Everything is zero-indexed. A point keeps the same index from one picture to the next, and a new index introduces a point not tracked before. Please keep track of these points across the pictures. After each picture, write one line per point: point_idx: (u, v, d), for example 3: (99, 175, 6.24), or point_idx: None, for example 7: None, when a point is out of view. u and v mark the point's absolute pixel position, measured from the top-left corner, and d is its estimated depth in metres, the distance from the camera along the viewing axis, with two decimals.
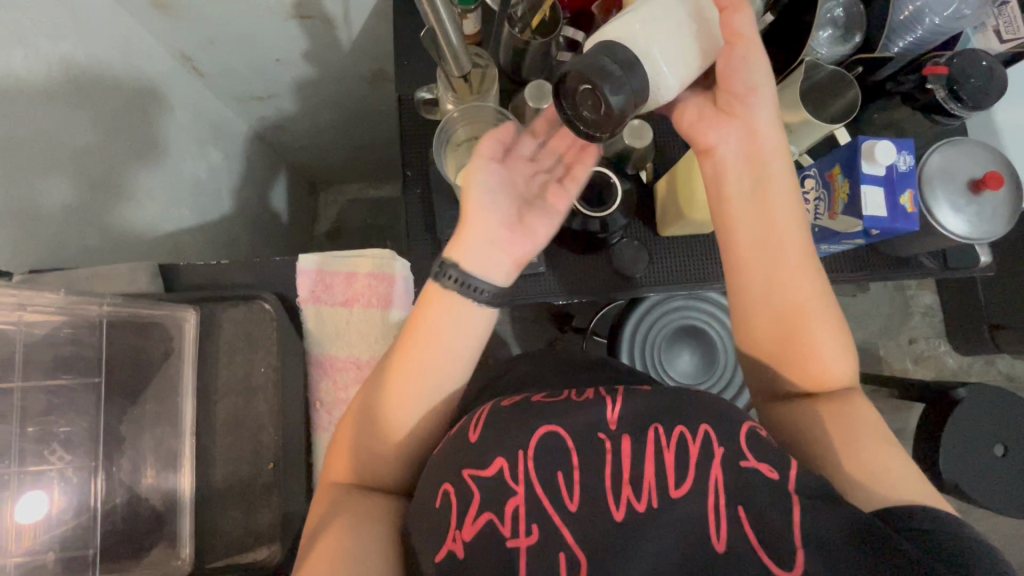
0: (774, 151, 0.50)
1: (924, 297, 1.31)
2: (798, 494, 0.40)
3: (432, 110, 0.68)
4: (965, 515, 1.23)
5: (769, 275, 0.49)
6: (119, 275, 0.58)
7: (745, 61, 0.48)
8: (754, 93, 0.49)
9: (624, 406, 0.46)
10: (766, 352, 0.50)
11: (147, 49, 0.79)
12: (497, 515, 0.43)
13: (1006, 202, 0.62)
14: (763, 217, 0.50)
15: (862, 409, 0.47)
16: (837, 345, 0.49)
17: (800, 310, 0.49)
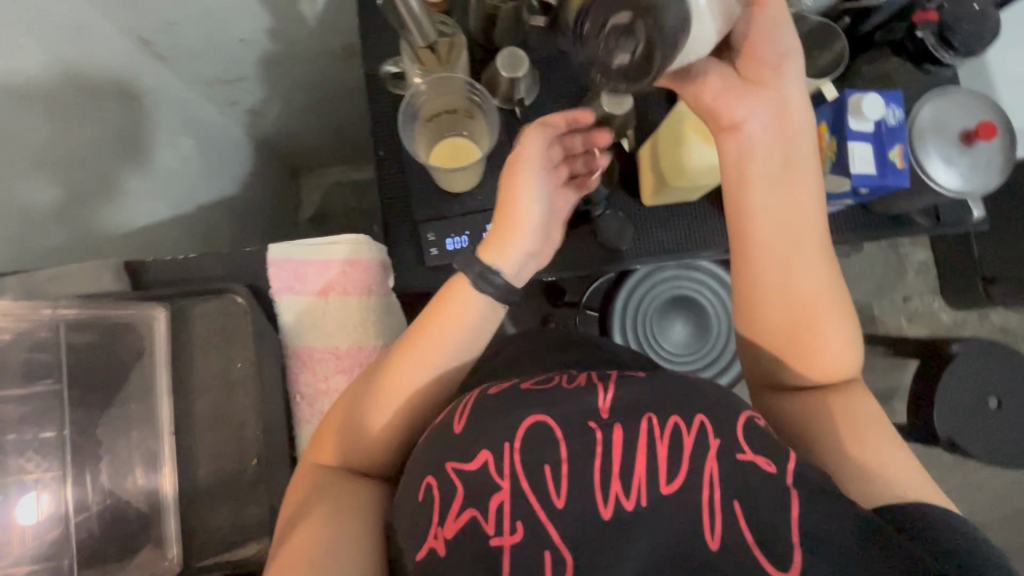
0: (802, 133, 0.49)
1: (917, 254, 1.30)
2: (796, 489, 0.40)
3: (400, 84, 0.66)
4: (959, 467, 1.25)
5: (788, 260, 0.49)
6: (83, 275, 0.55)
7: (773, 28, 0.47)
8: (784, 66, 0.48)
9: (614, 394, 0.45)
10: (774, 344, 0.50)
11: (101, 35, 0.74)
12: (480, 511, 0.41)
13: (999, 153, 0.59)
14: (787, 203, 0.49)
15: (866, 405, 0.48)
16: (845, 335, 0.49)
17: (812, 299, 0.49)
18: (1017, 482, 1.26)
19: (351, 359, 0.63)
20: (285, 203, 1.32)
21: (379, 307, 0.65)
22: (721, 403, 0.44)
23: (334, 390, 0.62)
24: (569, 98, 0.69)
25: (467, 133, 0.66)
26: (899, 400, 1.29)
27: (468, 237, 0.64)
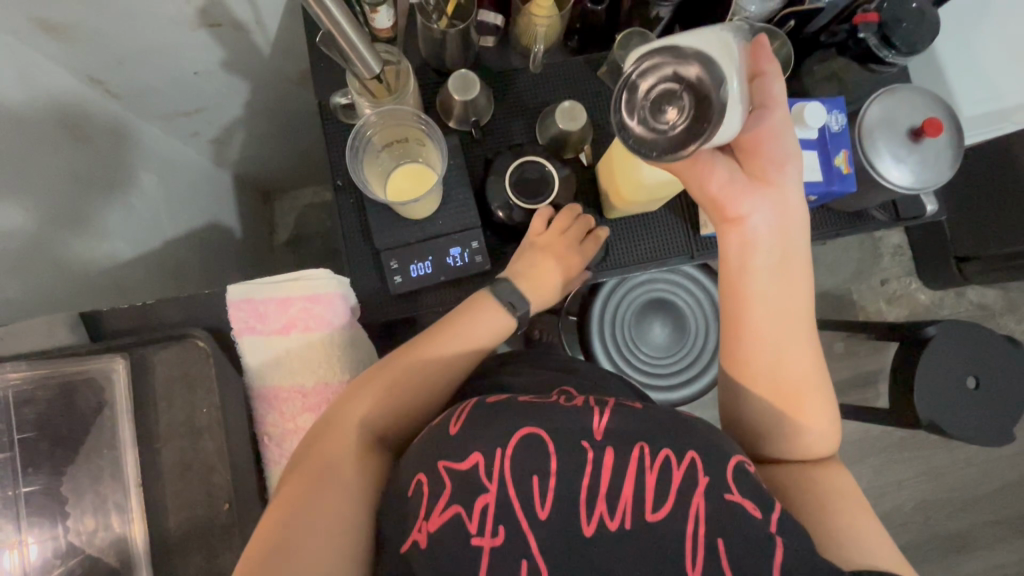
0: (801, 231, 0.52)
1: (891, 237, 1.31)
2: (780, 537, 0.41)
3: (351, 114, 0.66)
4: (945, 445, 1.26)
5: (780, 351, 0.51)
6: (37, 329, 0.54)
7: (778, 132, 0.49)
8: (786, 163, 0.50)
9: (610, 418, 0.46)
10: (758, 419, 0.52)
11: (48, 77, 0.73)
12: (466, 509, 0.43)
13: (947, 148, 0.60)
14: (783, 290, 0.51)
15: (843, 479, 0.50)
16: (829, 425, 0.51)
17: (799, 388, 0.50)
18: (1004, 456, 1.28)
19: (318, 396, 0.63)
20: (258, 228, 1.30)
21: (346, 341, 0.64)
22: (687, 425, 0.46)
23: (302, 429, 0.61)
24: (523, 115, 0.69)
25: (422, 160, 0.66)
26: (883, 383, 1.30)
27: (431, 262, 0.65)
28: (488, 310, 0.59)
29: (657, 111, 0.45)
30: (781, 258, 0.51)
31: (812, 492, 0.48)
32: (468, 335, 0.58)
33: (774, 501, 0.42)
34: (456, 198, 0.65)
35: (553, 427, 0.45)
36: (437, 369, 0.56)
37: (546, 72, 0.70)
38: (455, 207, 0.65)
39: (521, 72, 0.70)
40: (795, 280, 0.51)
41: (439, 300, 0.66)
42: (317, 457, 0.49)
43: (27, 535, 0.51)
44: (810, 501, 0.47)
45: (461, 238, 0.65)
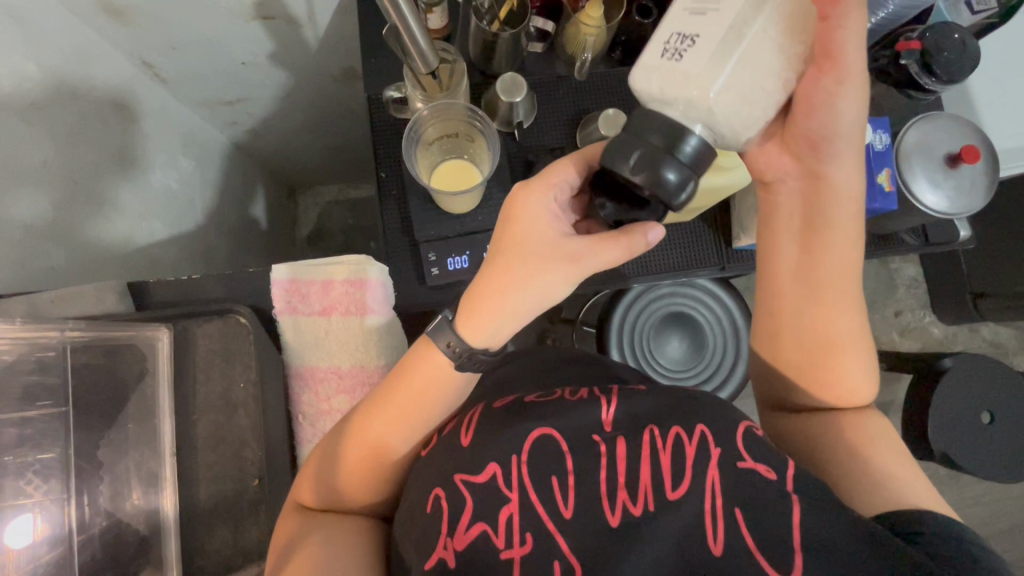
0: (841, 197, 0.47)
1: (907, 269, 1.32)
2: (797, 494, 0.40)
3: (401, 109, 0.67)
4: (953, 482, 1.25)
5: (804, 318, 0.49)
6: (87, 297, 0.56)
7: (831, 96, 0.44)
8: (838, 131, 0.45)
9: (616, 406, 0.47)
10: (793, 369, 0.50)
11: (103, 59, 0.76)
12: (490, 525, 0.43)
13: (981, 177, 0.61)
14: (809, 258, 0.48)
15: (877, 425, 0.48)
16: (864, 380, 0.49)
17: (831, 345, 0.48)
18: (1012, 496, 1.27)
19: (353, 379, 0.66)
20: (282, 222, 1.32)
21: (381, 328, 0.66)
22: (725, 412, 0.46)
23: (335, 411, 0.64)
24: (565, 121, 0.71)
25: (468, 155, 0.68)
26: (894, 415, 1.30)
27: (468, 257, 0.66)
28: (433, 363, 0.49)
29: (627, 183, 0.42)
30: (805, 225, 0.49)
31: (844, 435, 0.47)
32: (418, 387, 0.49)
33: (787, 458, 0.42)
34: (495, 196, 0.66)
35: (582, 419, 0.47)
36: (401, 424, 0.49)
37: (589, 81, 0.72)
38: (493, 205, 0.66)
39: (563, 79, 0.72)
40: (826, 251, 0.48)
41: None
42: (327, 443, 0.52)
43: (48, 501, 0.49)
44: (837, 449, 0.47)
45: None
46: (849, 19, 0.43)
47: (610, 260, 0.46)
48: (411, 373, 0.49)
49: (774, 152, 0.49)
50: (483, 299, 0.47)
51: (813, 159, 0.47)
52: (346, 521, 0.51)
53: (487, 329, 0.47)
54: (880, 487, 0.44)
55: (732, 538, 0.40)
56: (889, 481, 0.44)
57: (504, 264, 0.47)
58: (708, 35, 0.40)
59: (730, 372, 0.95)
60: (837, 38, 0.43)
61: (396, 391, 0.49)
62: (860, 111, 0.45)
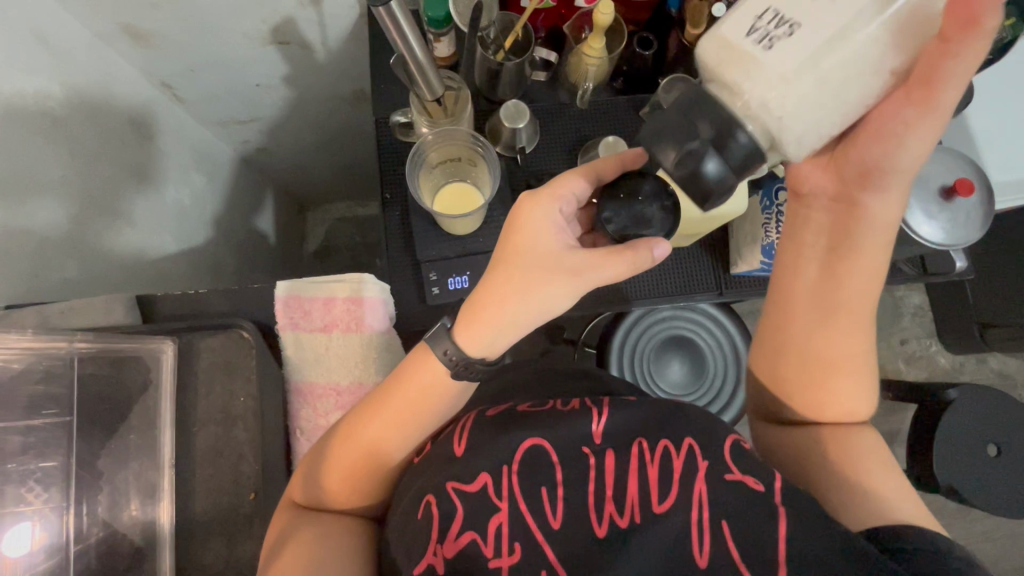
0: (875, 229, 0.47)
1: (913, 298, 1.31)
2: (783, 506, 0.40)
3: (407, 133, 0.70)
4: (961, 516, 1.23)
5: (820, 338, 0.49)
6: (96, 308, 0.57)
7: (898, 123, 0.41)
8: (897, 167, 0.43)
9: (607, 419, 0.48)
10: (793, 387, 0.50)
11: (123, 78, 0.79)
12: (480, 534, 0.43)
13: (976, 209, 0.62)
14: (825, 280, 0.49)
15: (870, 442, 0.48)
16: (860, 403, 0.49)
17: (837, 368, 0.48)
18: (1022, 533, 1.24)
19: (351, 396, 0.66)
20: (290, 238, 1.34)
21: (381, 344, 0.67)
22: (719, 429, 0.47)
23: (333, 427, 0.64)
24: (567, 146, 0.73)
25: (470, 180, 0.70)
26: (899, 445, 1.28)
27: (469, 276, 0.67)
28: (431, 370, 0.49)
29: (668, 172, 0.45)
30: (831, 246, 0.48)
31: (834, 451, 0.47)
32: (417, 394, 0.50)
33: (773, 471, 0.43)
34: (496, 218, 0.68)
35: (577, 439, 0.47)
36: (396, 433, 0.50)
37: (591, 108, 0.74)
38: (494, 226, 0.68)
39: (567, 106, 0.74)
40: (844, 275, 0.48)
41: None
42: (333, 445, 0.51)
43: (51, 508, 0.50)
44: (825, 462, 0.47)
45: None
46: (967, 50, 0.36)
47: (610, 276, 0.48)
48: (408, 382, 0.50)
49: (816, 167, 0.48)
50: (483, 308, 0.48)
51: (857, 187, 0.46)
52: (341, 519, 0.51)
53: (477, 339, 0.48)
54: (870, 502, 0.44)
55: (724, 561, 0.40)
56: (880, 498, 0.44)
57: (507, 273, 0.48)
58: (808, 31, 0.38)
59: (731, 396, 0.95)
60: (942, 70, 0.38)
61: (392, 399, 0.50)
62: (929, 151, 0.43)
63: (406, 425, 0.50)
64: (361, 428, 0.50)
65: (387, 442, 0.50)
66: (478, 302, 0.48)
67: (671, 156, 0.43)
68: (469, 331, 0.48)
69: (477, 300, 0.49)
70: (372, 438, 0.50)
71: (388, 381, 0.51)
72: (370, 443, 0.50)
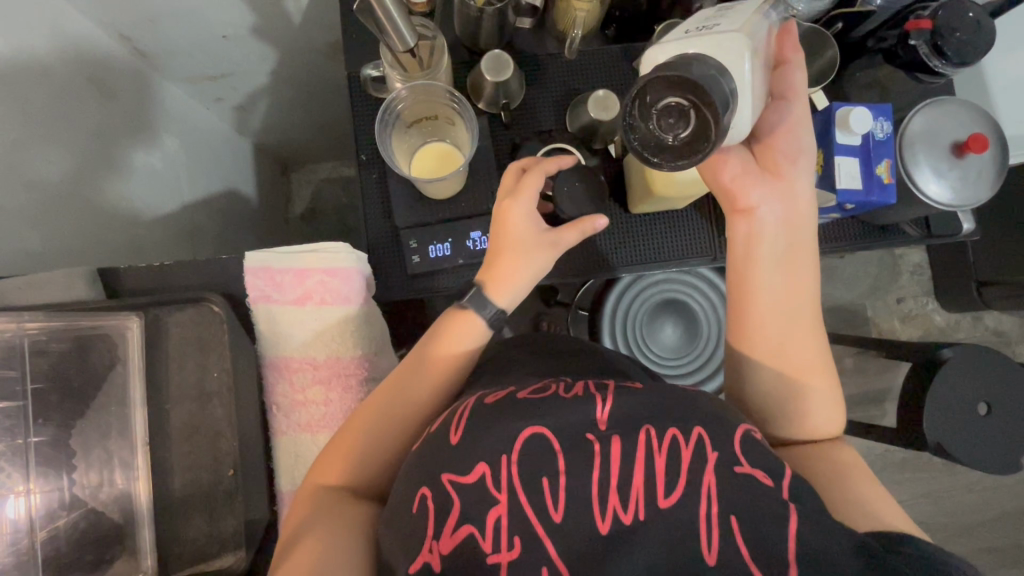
0: (808, 223, 0.53)
1: (912, 256, 1.28)
2: (794, 503, 0.41)
3: (381, 88, 0.65)
4: (948, 470, 1.25)
5: (784, 338, 0.51)
6: (55, 283, 0.55)
7: (789, 110, 0.52)
8: (806, 152, 0.52)
9: (612, 404, 0.45)
10: (769, 400, 0.52)
11: (77, 33, 0.71)
12: (478, 528, 0.41)
13: (989, 164, 0.58)
14: (790, 283, 0.52)
15: (849, 457, 0.50)
16: (835, 408, 0.52)
17: (806, 371, 0.51)
18: (1006, 485, 1.26)
19: (329, 369, 0.64)
20: (274, 200, 1.28)
21: (360, 317, 0.65)
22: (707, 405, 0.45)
23: (311, 401, 0.63)
24: (554, 102, 0.68)
25: (449, 139, 0.66)
26: (891, 403, 1.29)
27: (451, 244, 0.64)
28: (468, 322, 0.56)
29: (666, 122, 0.42)
30: (788, 246, 0.52)
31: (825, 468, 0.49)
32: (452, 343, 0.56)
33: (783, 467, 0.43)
34: (479, 180, 0.65)
35: (562, 417, 0.44)
36: (425, 397, 0.54)
37: (580, 60, 0.68)
38: (477, 189, 0.65)
39: (555, 57, 0.68)
40: (799, 273, 0.52)
41: (453, 284, 0.65)
42: (345, 433, 0.54)
43: (33, 485, 0.50)
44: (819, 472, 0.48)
45: (482, 222, 0.64)
46: (797, 64, 0.52)
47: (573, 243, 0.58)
48: (436, 346, 0.55)
49: (758, 180, 0.52)
50: (498, 270, 0.56)
51: (790, 178, 0.52)
52: (353, 512, 0.49)
53: (503, 293, 0.56)
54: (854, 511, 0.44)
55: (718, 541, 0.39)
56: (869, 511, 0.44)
57: (509, 255, 0.56)
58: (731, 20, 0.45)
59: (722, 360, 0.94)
60: (790, 83, 0.52)
61: (423, 358, 0.55)
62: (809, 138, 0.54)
63: (434, 385, 0.55)
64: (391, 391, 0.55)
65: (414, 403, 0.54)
66: (491, 266, 0.56)
67: (672, 96, 0.41)
68: (490, 281, 0.56)
69: (491, 265, 0.56)
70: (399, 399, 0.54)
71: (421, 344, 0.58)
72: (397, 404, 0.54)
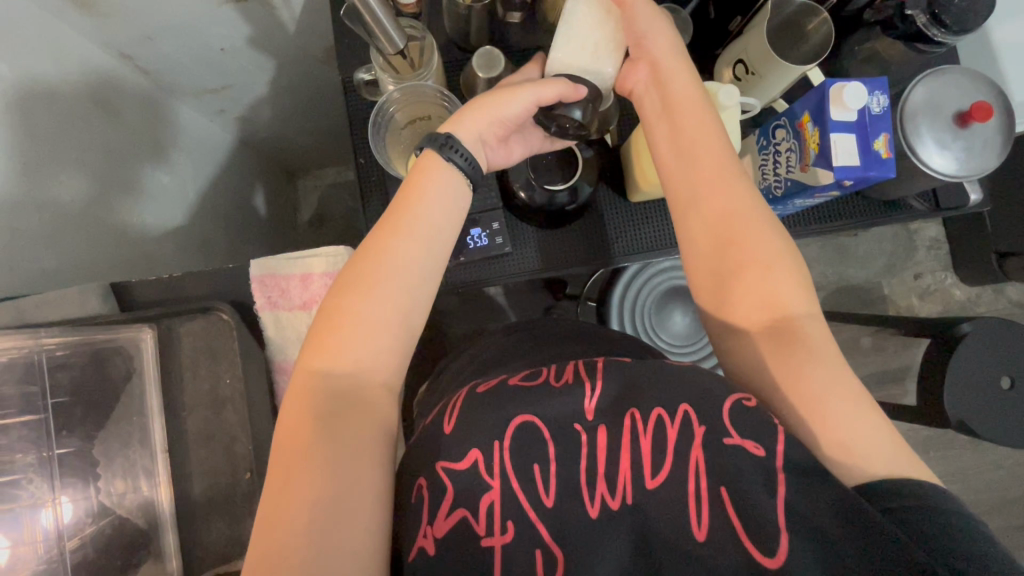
0: (683, 83, 0.54)
1: (928, 230, 1.26)
2: (783, 472, 0.40)
3: (374, 91, 0.66)
4: (974, 447, 1.23)
5: (698, 195, 0.51)
6: (71, 299, 0.57)
7: (635, 14, 0.55)
8: (648, 31, 0.55)
9: (601, 393, 0.45)
10: (714, 271, 0.50)
11: (80, 55, 0.73)
12: (471, 512, 0.42)
13: (995, 133, 0.57)
14: (675, 131, 0.53)
15: (823, 338, 0.46)
16: (774, 242, 0.48)
17: (732, 212, 0.49)
18: None
19: None
20: (283, 208, 1.30)
21: None
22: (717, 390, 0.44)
23: None
24: None
25: None
26: (912, 381, 1.26)
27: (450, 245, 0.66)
28: (437, 171, 0.51)
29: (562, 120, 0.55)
30: (667, 110, 0.54)
31: (784, 378, 0.45)
32: (438, 197, 0.50)
33: (777, 425, 0.41)
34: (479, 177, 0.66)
35: (557, 408, 0.45)
36: (400, 248, 0.48)
37: None
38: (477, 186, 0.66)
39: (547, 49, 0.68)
40: (687, 128, 0.53)
41: (452, 279, 0.68)
42: (329, 330, 0.45)
43: (61, 493, 0.53)
44: (782, 382, 0.45)
45: (482, 219, 0.67)
46: None
47: (437, 238, 0.50)
48: (409, 201, 0.50)
49: (629, 70, 0.57)
50: (405, 199, 0.50)
51: (647, 56, 0.55)
52: (362, 438, 0.43)
53: (403, 220, 0.49)
54: (830, 453, 0.42)
55: (725, 529, 0.39)
56: (848, 450, 0.42)
57: (417, 180, 0.51)
58: (563, 31, 0.55)
59: None
60: None
61: (392, 215, 0.50)
62: (661, 19, 0.55)
63: (420, 237, 0.49)
64: (379, 276, 0.47)
65: (408, 260, 0.48)
66: (401, 202, 0.50)
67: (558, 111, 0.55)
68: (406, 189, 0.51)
69: (399, 203, 0.50)
70: (380, 252, 0.48)
71: (387, 217, 0.50)
72: (381, 252, 0.48)
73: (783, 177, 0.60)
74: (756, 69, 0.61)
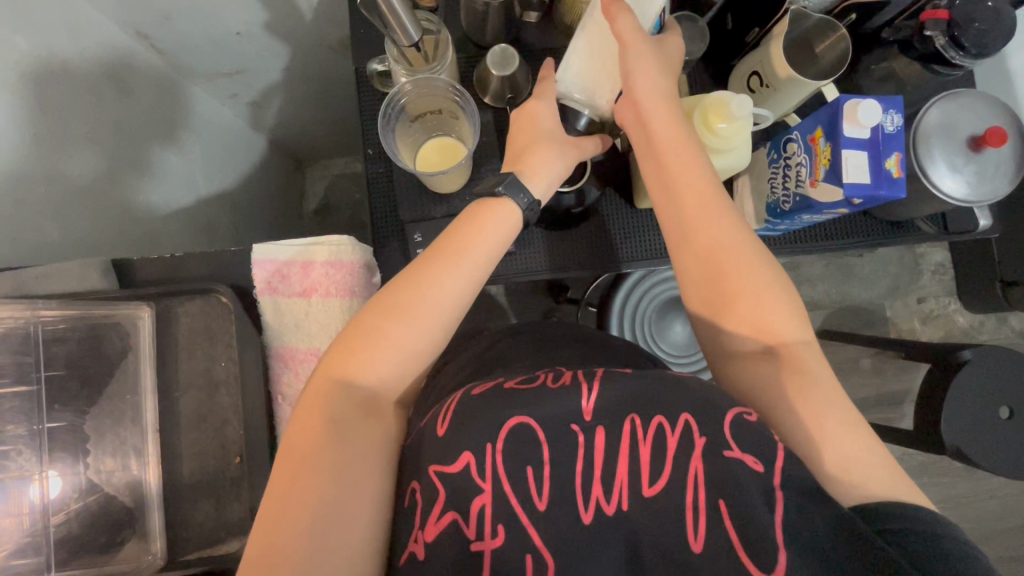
0: (676, 119, 0.53)
1: (934, 255, 1.25)
2: (781, 490, 0.39)
3: (387, 82, 0.67)
4: (969, 475, 1.22)
5: (688, 231, 0.50)
6: (71, 273, 0.57)
7: (630, 52, 0.52)
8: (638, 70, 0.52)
9: (597, 395, 0.45)
10: (705, 305, 0.50)
11: (96, 31, 0.73)
12: (462, 515, 0.41)
13: (1008, 159, 0.56)
14: (664, 168, 0.52)
15: (821, 367, 0.46)
16: (767, 279, 0.48)
17: (721, 249, 0.49)
18: None
19: None
20: (290, 195, 1.30)
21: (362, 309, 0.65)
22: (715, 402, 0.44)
23: None
24: None
25: (454, 134, 0.67)
26: (910, 405, 1.26)
27: None
28: (498, 213, 0.52)
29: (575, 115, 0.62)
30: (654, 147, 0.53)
31: (783, 401, 0.45)
32: (492, 237, 0.51)
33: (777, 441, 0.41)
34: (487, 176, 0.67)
35: (553, 410, 0.44)
36: (443, 279, 0.48)
37: None
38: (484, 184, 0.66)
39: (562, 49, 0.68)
40: (678, 165, 0.51)
41: None
42: (359, 344, 0.46)
43: (49, 467, 0.52)
44: (782, 404, 0.45)
45: None
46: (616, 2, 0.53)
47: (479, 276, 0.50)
48: (462, 233, 0.50)
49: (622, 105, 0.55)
50: (460, 231, 0.50)
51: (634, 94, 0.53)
52: (372, 450, 0.45)
53: (451, 250, 0.49)
54: (829, 472, 0.42)
55: (715, 541, 0.39)
56: (847, 472, 0.42)
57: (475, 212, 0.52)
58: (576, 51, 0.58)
59: None
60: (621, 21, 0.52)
61: (442, 245, 0.50)
62: (653, 54, 0.53)
63: (464, 270, 0.49)
64: (415, 299, 0.47)
65: (449, 289, 0.48)
66: (454, 233, 0.51)
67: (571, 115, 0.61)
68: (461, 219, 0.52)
69: (451, 234, 0.51)
70: (423, 278, 0.48)
71: (433, 248, 0.50)
72: (424, 279, 0.48)
73: (790, 192, 0.60)
74: (773, 81, 0.60)
